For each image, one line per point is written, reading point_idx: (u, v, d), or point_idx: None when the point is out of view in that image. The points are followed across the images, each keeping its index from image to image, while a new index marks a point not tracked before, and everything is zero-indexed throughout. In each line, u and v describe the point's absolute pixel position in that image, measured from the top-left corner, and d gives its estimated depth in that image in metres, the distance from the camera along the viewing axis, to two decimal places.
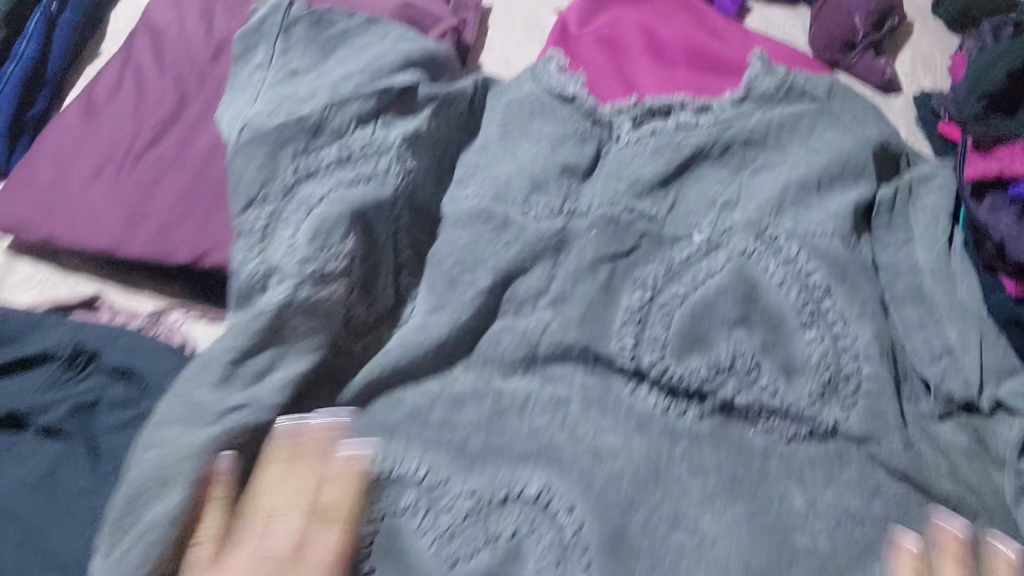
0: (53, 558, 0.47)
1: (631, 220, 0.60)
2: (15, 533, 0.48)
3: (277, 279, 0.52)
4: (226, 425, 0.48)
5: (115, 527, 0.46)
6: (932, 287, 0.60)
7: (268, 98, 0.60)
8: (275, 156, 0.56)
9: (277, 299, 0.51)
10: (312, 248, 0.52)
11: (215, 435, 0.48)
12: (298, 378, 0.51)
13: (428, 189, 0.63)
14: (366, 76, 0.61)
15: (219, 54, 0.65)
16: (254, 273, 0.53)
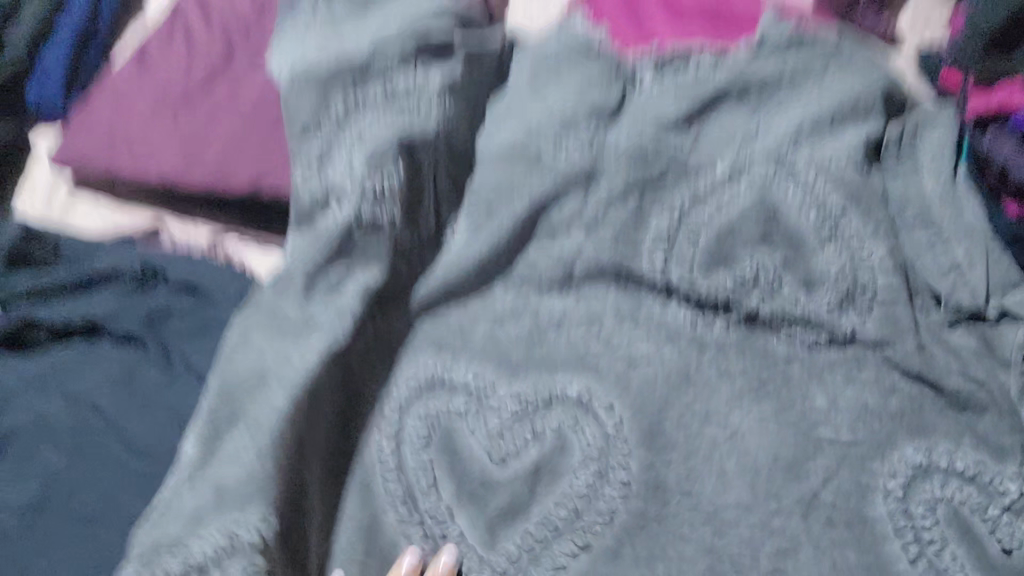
0: (132, 443, 0.56)
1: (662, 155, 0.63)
2: (99, 423, 0.57)
3: (338, 199, 0.57)
4: (307, 332, 0.55)
5: (219, 420, 0.54)
6: (939, 210, 0.65)
7: (315, 40, 0.63)
8: (328, 94, 0.60)
9: (344, 217, 0.56)
10: (367, 168, 0.56)
11: (297, 341, 0.55)
12: (373, 288, 0.56)
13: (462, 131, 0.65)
14: (405, 22, 0.64)
15: (263, 7, 0.68)
16: (314, 196, 0.56)
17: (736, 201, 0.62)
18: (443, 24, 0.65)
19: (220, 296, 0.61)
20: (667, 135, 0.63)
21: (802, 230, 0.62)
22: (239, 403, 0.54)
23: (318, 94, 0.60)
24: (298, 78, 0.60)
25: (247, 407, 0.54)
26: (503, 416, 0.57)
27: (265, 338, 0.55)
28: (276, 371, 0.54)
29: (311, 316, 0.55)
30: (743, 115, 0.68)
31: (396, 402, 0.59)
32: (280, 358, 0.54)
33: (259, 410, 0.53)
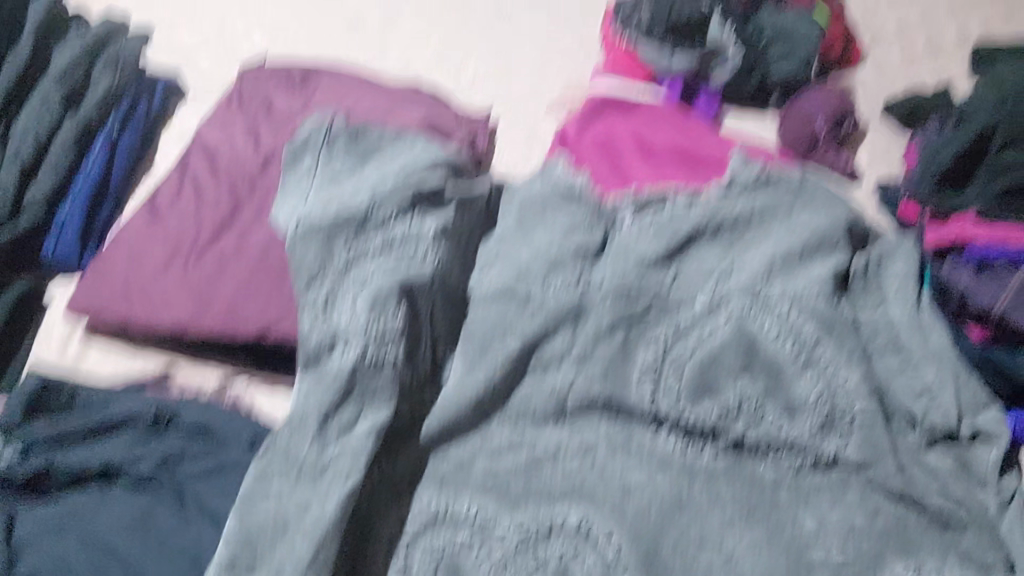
0: None
1: (643, 294, 0.68)
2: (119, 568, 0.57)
3: (342, 343, 0.60)
4: (331, 477, 0.57)
5: (237, 563, 0.55)
6: (908, 337, 0.69)
7: (319, 197, 0.68)
8: (330, 245, 0.64)
9: (347, 362, 0.59)
10: (371, 315, 0.60)
11: (321, 487, 0.57)
12: (382, 428, 0.59)
13: (456, 274, 0.70)
14: (402, 177, 0.69)
15: (266, 167, 0.73)
16: (323, 338, 0.60)
17: (714, 332, 0.67)
18: (434, 177, 0.70)
19: (231, 439, 0.63)
20: (642, 274, 0.69)
21: (778, 359, 0.66)
22: (261, 549, 0.55)
23: (320, 247, 0.64)
24: (300, 233, 0.64)
25: (269, 553, 0.55)
26: (505, 547, 0.60)
27: (281, 482, 0.57)
28: (299, 519, 0.56)
29: (324, 460, 0.57)
30: (718, 255, 0.71)
31: (402, 540, 0.61)
32: (300, 505, 0.56)
33: (279, 560, 0.54)
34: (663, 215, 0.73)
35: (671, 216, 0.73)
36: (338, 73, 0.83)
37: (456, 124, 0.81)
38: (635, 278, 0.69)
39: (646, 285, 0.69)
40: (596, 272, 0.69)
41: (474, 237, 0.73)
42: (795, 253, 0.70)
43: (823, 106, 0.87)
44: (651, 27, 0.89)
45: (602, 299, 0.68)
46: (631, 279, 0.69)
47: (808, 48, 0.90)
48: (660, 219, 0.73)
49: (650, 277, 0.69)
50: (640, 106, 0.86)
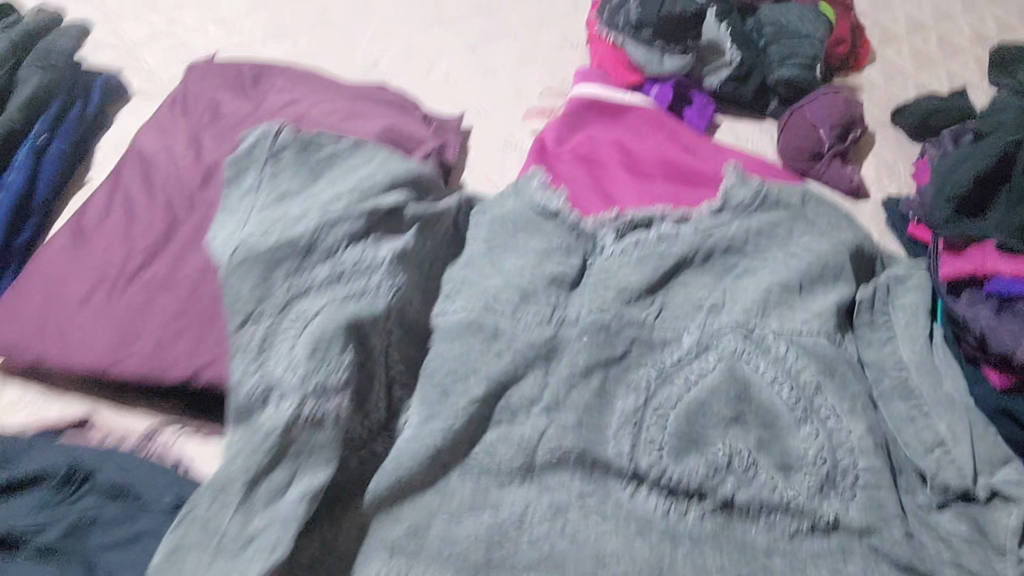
0: None
1: (630, 327, 0.61)
2: None
3: (277, 395, 0.52)
4: (254, 550, 0.49)
5: None
6: (918, 380, 0.62)
7: (259, 220, 0.60)
8: (269, 275, 0.56)
9: (283, 415, 0.51)
10: (311, 363, 0.52)
11: (240, 563, 0.48)
12: (319, 490, 0.51)
13: (417, 305, 0.63)
14: (355, 196, 0.62)
15: (207, 181, 0.65)
16: (254, 389, 0.52)
17: (699, 379, 0.60)
18: (393, 195, 0.64)
19: (151, 501, 0.54)
20: (624, 307, 0.62)
21: (771, 404, 0.59)
22: None
23: (260, 274, 0.56)
24: (235, 259, 0.56)
25: None
26: None
27: (197, 557, 0.48)
28: None
29: (250, 532, 0.49)
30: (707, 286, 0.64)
31: None
32: None
33: None
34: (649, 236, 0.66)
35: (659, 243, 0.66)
36: (293, 74, 0.75)
37: (425, 133, 0.73)
38: (617, 315, 0.62)
39: (629, 316, 0.62)
40: (570, 309, 0.62)
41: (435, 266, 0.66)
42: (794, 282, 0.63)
43: (827, 115, 0.80)
44: (640, 27, 0.81)
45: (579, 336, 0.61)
46: (613, 316, 0.62)
47: (810, 49, 0.83)
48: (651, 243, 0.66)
49: (633, 310, 0.62)
50: (632, 107, 0.78)
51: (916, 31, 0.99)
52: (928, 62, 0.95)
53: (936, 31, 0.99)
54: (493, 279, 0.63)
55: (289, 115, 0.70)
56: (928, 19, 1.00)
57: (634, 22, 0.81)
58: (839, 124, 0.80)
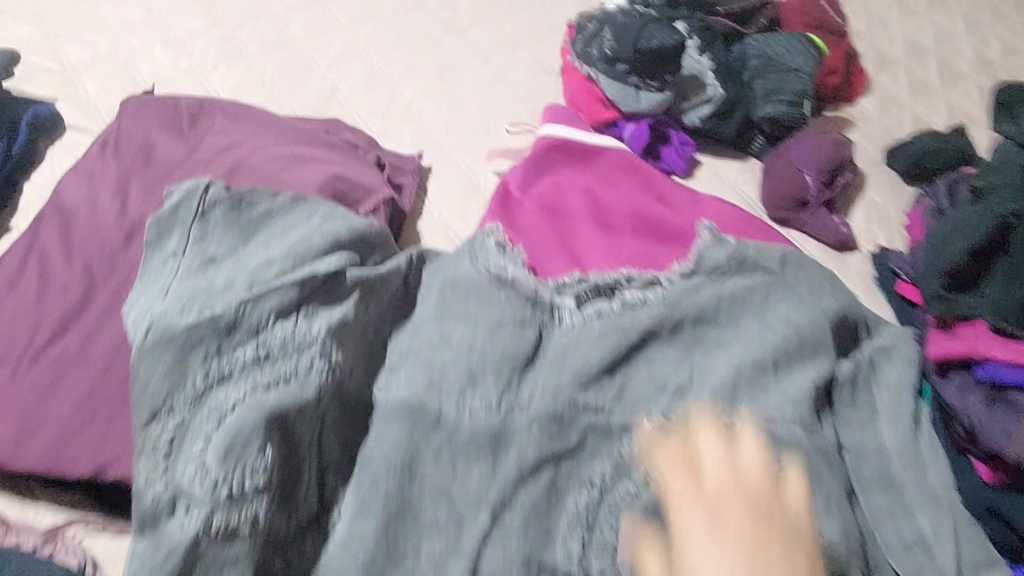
0: None
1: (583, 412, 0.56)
2: None
3: (185, 504, 0.47)
4: None
5: None
6: (901, 471, 0.57)
7: (181, 293, 0.54)
8: (183, 361, 0.50)
9: (190, 530, 0.46)
10: (222, 469, 0.47)
11: None
12: None
13: (358, 376, 0.57)
14: (287, 263, 0.56)
15: (131, 240, 0.60)
16: (160, 498, 0.47)
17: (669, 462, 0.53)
18: (332, 258, 0.57)
19: None
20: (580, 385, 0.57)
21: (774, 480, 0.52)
22: None
23: (173, 361, 0.50)
24: (149, 341, 0.50)
25: None
26: None
27: None
28: None
29: None
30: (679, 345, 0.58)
31: None
32: None
33: None
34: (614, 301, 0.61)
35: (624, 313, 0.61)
36: (235, 112, 0.70)
37: (374, 181, 0.67)
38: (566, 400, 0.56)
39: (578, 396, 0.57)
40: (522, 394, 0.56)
41: (375, 331, 0.59)
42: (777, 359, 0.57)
43: (811, 157, 0.74)
44: (614, 60, 0.76)
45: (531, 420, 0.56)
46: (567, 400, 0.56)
47: (799, 86, 0.77)
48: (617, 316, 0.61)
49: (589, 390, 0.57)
50: (604, 149, 0.73)
51: (914, 54, 0.93)
52: (927, 90, 0.89)
53: (936, 55, 0.92)
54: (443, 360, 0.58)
55: (228, 163, 0.65)
56: (928, 40, 0.94)
57: (609, 55, 0.76)
58: (826, 168, 0.74)
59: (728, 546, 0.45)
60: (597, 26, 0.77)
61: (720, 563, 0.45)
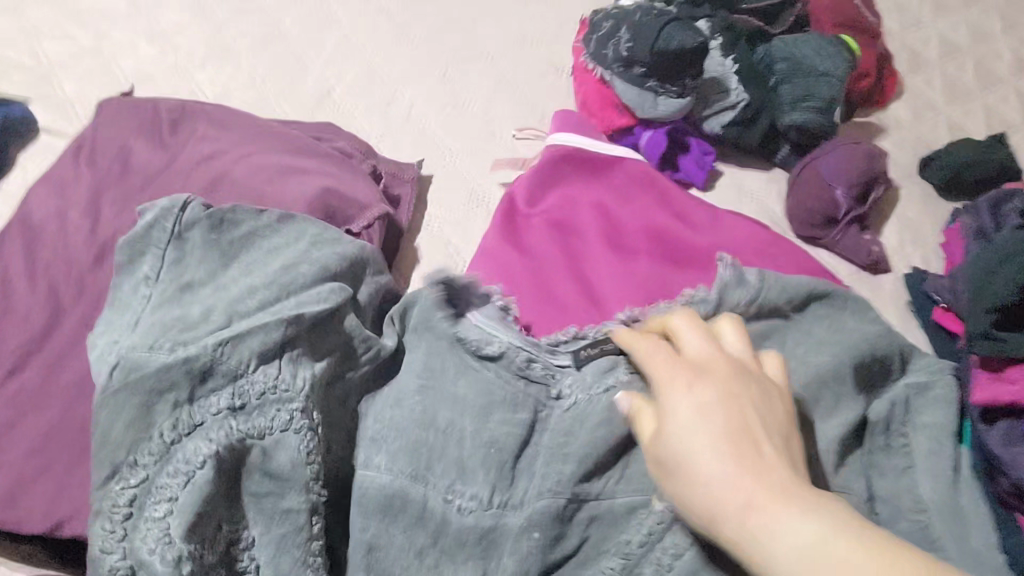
0: None
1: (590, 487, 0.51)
2: None
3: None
4: None
5: None
6: (939, 528, 0.52)
7: (151, 326, 0.49)
8: (150, 408, 0.45)
9: None
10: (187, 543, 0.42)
11: None
12: None
13: (339, 441, 0.52)
14: (272, 292, 0.52)
15: (101, 262, 0.56)
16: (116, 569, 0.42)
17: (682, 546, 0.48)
18: (317, 295, 0.52)
19: None
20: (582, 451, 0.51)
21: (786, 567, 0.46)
22: None
23: (139, 408, 0.45)
24: (114, 383, 0.45)
25: None
26: None
27: None
28: None
29: None
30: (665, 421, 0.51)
31: None
32: None
33: None
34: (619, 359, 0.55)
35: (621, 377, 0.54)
36: (219, 117, 0.64)
37: (368, 194, 0.62)
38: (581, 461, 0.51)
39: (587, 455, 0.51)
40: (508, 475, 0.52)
41: (365, 383, 0.55)
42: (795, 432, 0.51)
43: (840, 171, 0.68)
44: (631, 63, 0.69)
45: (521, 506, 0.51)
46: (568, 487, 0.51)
47: (828, 92, 0.70)
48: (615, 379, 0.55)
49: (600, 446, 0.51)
50: (621, 160, 0.68)
51: (949, 54, 0.86)
52: (963, 93, 0.83)
53: (972, 54, 0.86)
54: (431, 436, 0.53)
55: (209, 175, 0.60)
56: (965, 37, 0.87)
57: (624, 57, 0.69)
58: (858, 184, 0.68)
59: (712, 419, 0.42)
60: (614, 24, 0.70)
61: (705, 448, 0.41)
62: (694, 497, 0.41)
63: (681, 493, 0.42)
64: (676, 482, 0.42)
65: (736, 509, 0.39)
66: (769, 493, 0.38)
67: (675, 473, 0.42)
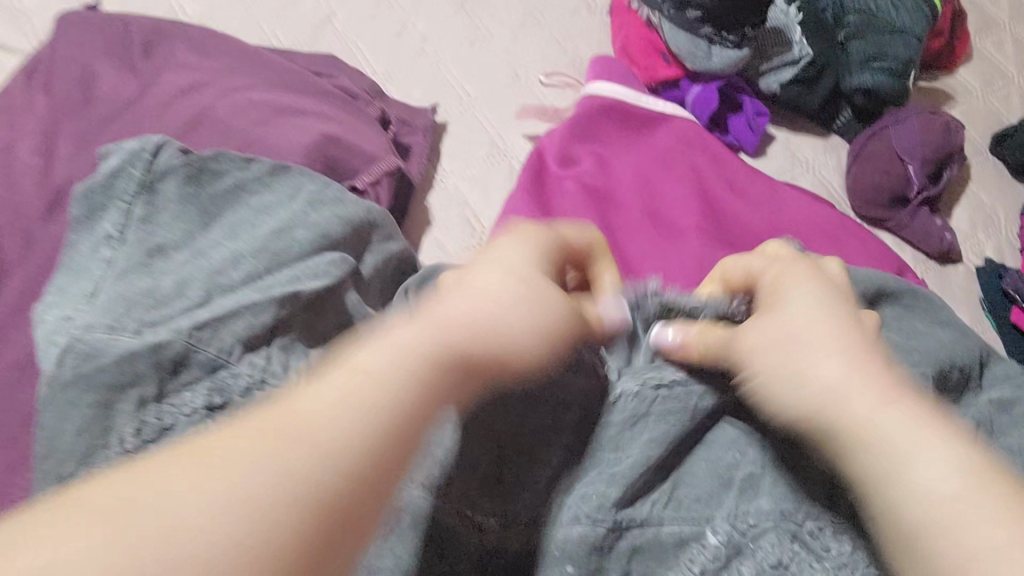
0: None
1: (629, 521, 0.34)
2: None
3: None
4: None
5: None
6: None
7: (111, 302, 0.39)
8: (109, 404, 0.36)
9: None
10: None
11: None
12: None
13: None
14: (262, 261, 0.43)
15: (56, 209, 0.47)
16: None
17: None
18: (313, 265, 0.44)
19: None
20: (662, 424, 0.36)
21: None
22: None
23: (97, 408, 0.36)
24: (65, 375, 0.36)
25: None
26: None
27: None
28: None
29: None
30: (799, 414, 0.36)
31: None
32: None
33: None
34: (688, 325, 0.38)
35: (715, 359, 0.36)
36: (201, 42, 0.55)
37: (378, 144, 0.53)
38: (589, 504, 0.34)
39: (596, 493, 0.34)
40: (600, 479, 0.35)
41: None
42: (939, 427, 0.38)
43: (917, 142, 0.60)
44: (684, 5, 0.60)
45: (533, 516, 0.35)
46: (580, 526, 0.34)
47: (904, 52, 0.62)
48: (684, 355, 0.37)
49: (637, 460, 0.35)
50: (668, 119, 0.59)
51: None
52: None
53: None
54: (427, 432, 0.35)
55: (189, 110, 0.50)
56: None
57: None
58: (934, 160, 0.60)
59: (821, 306, 0.32)
60: None
61: (819, 332, 0.31)
62: (744, 346, 0.33)
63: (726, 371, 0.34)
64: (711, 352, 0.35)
65: (847, 411, 0.29)
66: (893, 393, 0.29)
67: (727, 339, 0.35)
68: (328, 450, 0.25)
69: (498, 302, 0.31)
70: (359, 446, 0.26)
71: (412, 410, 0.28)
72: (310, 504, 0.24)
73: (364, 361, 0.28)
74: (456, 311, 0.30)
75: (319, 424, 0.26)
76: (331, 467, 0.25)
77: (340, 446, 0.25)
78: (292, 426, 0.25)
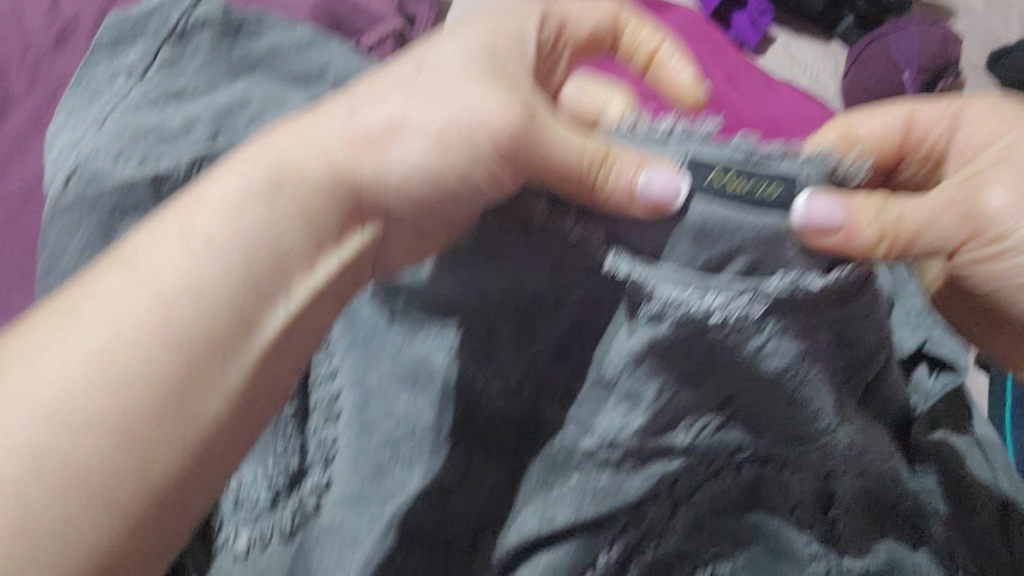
0: None
1: (653, 446, 0.33)
2: None
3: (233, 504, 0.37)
4: None
5: None
6: None
7: (117, 131, 0.40)
8: (111, 231, 0.38)
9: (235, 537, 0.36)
10: (264, 471, 0.37)
11: None
12: None
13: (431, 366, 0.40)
14: (273, 109, 0.44)
15: (63, 42, 0.48)
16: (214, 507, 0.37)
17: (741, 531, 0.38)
18: None
19: None
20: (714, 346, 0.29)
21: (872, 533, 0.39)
22: None
23: (100, 226, 0.38)
24: (68, 198, 0.38)
25: None
26: None
27: None
28: None
29: None
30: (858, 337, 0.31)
31: None
32: None
33: None
34: (832, 197, 0.27)
35: (815, 268, 0.27)
36: None
37: (385, 5, 0.53)
38: (610, 425, 0.32)
39: (621, 414, 0.32)
40: (621, 402, 0.32)
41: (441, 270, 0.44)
42: (892, 386, 0.40)
43: (916, 53, 0.60)
44: None
45: (531, 411, 0.35)
46: (592, 440, 0.33)
47: None
48: (783, 260, 0.27)
49: (669, 389, 0.31)
50: (669, 6, 0.59)
51: None
52: None
53: None
54: (355, 309, 0.39)
55: None
56: None
57: None
58: (928, 71, 0.60)
59: None
60: None
61: None
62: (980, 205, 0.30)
63: (958, 238, 0.31)
64: (948, 229, 0.30)
65: None
66: None
67: (973, 192, 0.30)
68: (131, 405, 0.24)
69: (452, 141, 0.29)
70: (159, 405, 0.24)
71: (233, 319, 0.26)
72: (113, 462, 0.23)
73: (166, 279, 0.26)
74: (402, 144, 0.29)
75: (103, 375, 0.24)
76: (140, 436, 0.24)
77: (146, 402, 0.24)
78: (83, 391, 0.23)
